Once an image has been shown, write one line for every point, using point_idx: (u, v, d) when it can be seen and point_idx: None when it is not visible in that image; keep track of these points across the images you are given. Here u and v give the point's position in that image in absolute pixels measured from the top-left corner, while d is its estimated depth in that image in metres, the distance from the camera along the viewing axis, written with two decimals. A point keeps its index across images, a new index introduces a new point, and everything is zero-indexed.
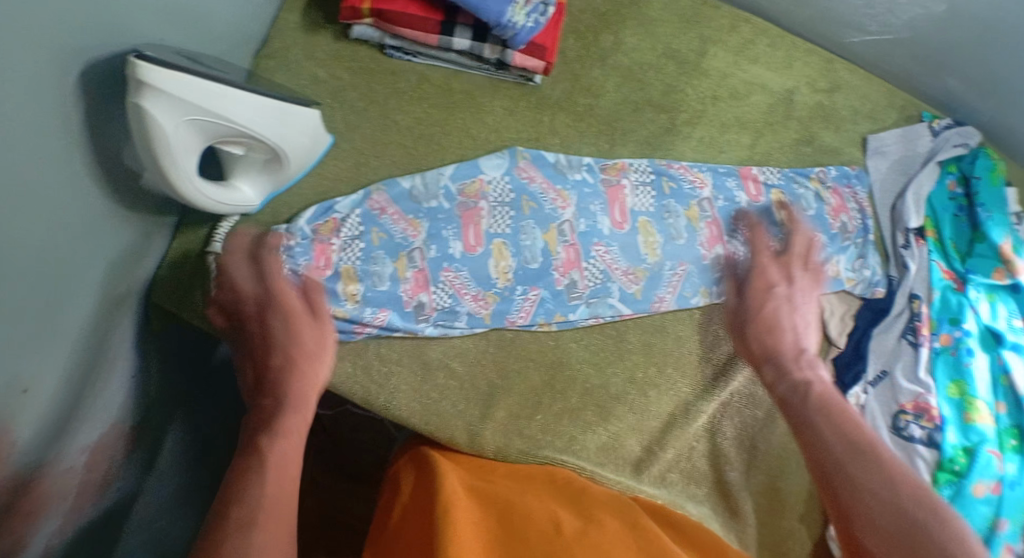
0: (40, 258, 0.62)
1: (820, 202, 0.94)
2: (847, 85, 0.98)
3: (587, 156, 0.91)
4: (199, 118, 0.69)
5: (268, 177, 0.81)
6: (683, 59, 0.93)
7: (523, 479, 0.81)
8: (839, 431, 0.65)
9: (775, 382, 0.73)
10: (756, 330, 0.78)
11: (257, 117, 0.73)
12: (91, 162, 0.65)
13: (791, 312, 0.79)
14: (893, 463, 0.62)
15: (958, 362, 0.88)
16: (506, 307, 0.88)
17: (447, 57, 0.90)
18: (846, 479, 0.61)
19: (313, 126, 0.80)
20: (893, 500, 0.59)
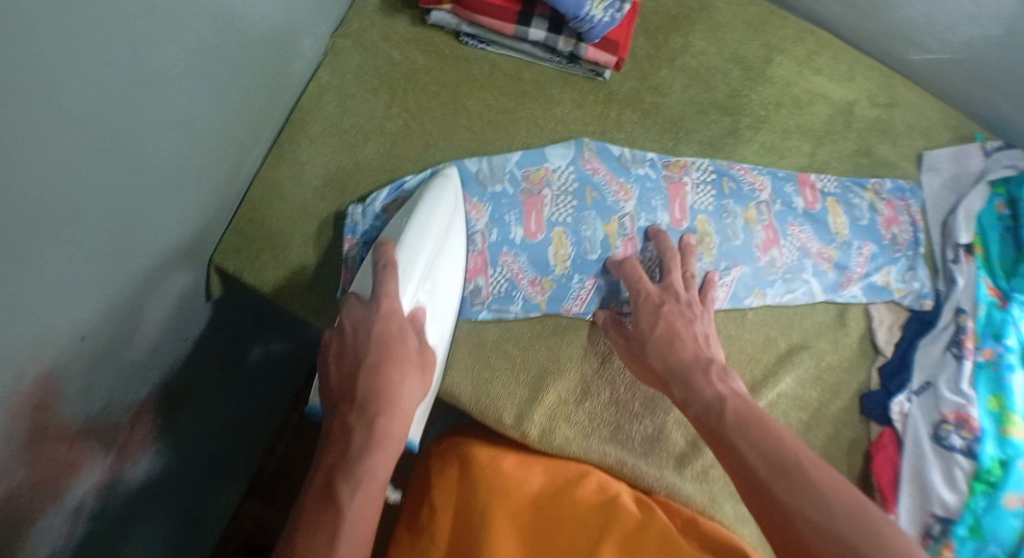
0: (88, 188, 0.64)
1: (874, 212, 0.98)
2: (905, 102, 1.01)
3: (650, 152, 0.93)
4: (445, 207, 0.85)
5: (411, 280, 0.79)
6: (749, 65, 0.96)
7: (553, 478, 0.82)
8: (760, 449, 0.72)
9: (686, 401, 0.79)
10: (657, 348, 0.82)
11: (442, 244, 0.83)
12: (149, 102, 0.67)
13: (688, 324, 0.84)
14: (817, 480, 0.68)
15: (999, 377, 0.90)
16: (562, 294, 0.90)
17: (521, 48, 0.93)
18: (767, 496, 0.69)
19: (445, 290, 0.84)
20: (835, 533, 0.65)
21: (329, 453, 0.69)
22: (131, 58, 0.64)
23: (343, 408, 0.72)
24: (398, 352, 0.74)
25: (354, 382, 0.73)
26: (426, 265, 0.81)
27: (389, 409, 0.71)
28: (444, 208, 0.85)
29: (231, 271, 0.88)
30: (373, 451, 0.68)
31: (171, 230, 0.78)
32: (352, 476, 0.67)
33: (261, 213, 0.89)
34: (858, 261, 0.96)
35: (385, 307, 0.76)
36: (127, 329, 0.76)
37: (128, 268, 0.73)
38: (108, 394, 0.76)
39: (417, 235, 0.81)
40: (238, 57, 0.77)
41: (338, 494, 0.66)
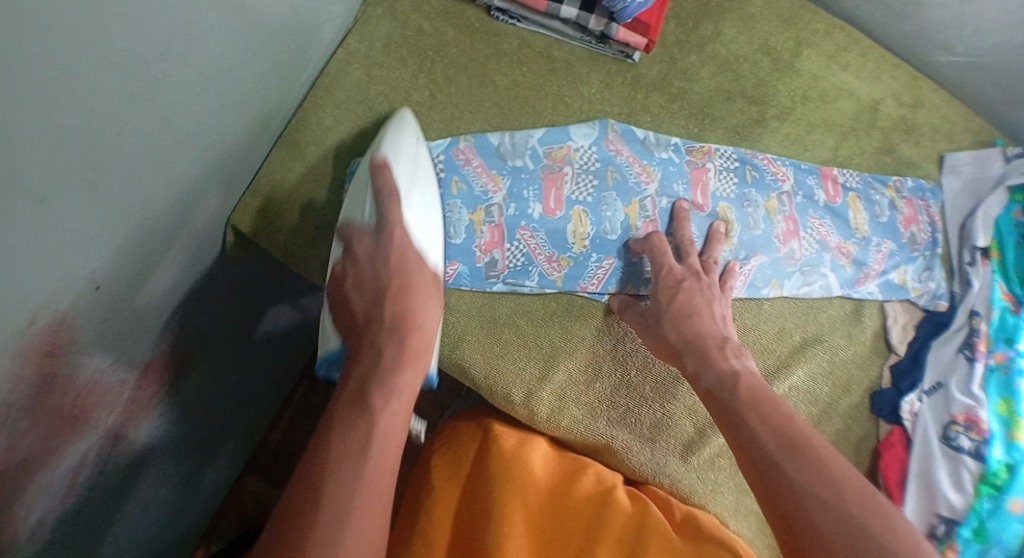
0: (113, 131, 0.63)
1: (894, 210, 0.98)
2: (931, 104, 1.01)
3: (675, 136, 0.93)
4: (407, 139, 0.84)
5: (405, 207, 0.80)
6: (778, 57, 0.96)
7: (550, 471, 0.82)
8: (770, 425, 0.72)
9: (699, 374, 0.79)
10: (674, 323, 0.83)
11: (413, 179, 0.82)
12: (178, 52, 0.67)
13: (709, 305, 0.84)
14: (824, 458, 0.68)
15: (1009, 382, 0.90)
16: (579, 273, 0.89)
17: (552, 26, 0.92)
18: (775, 470, 0.69)
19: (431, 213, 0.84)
20: (842, 511, 0.65)
21: (355, 370, 0.71)
22: (163, 3, 0.63)
23: (371, 329, 0.73)
24: (415, 280, 0.77)
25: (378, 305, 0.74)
26: (410, 189, 0.81)
27: (415, 331, 0.74)
28: (410, 138, 0.84)
29: (247, 234, 0.87)
30: (405, 367, 0.71)
31: (192, 184, 0.78)
32: (385, 384, 0.69)
33: (281, 176, 0.89)
34: (875, 258, 0.96)
35: (398, 234, 0.77)
36: (143, 279, 0.76)
37: (147, 220, 0.72)
38: (121, 347, 0.75)
39: (393, 163, 0.80)
40: (268, 14, 0.77)
41: (370, 398, 0.67)
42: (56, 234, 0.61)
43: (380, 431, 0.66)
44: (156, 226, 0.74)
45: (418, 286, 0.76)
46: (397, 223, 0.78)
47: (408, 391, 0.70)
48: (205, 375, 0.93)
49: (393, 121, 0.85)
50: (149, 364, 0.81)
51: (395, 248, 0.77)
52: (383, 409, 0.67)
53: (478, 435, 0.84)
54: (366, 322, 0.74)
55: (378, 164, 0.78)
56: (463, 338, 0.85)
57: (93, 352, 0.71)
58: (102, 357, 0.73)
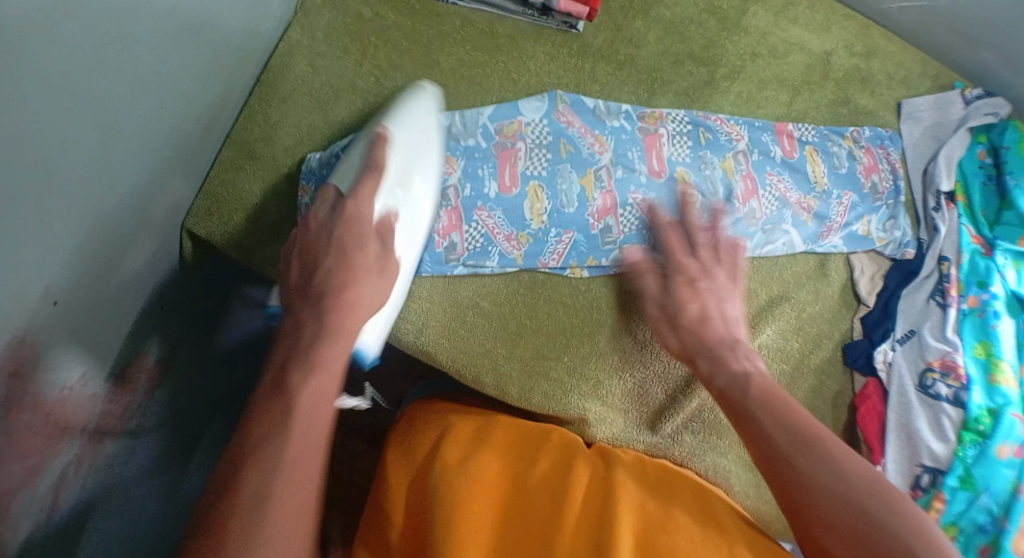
0: (54, 145, 0.63)
1: (853, 160, 0.96)
2: (884, 51, 1.00)
3: (626, 104, 0.92)
4: (425, 118, 0.85)
5: (390, 184, 0.80)
6: (724, 16, 0.95)
7: (513, 443, 0.80)
8: (780, 421, 0.70)
9: (712, 375, 0.77)
10: (689, 323, 0.81)
11: (412, 154, 0.82)
12: (111, 60, 0.66)
13: (719, 305, 0.82)
14: (833, 453, 0.67)
15: (985, 325, 0.89)
16: (539, 249, 0.88)
17: (493, 1, 0.91)
18: (787, 467, 0.67)
19: (423, 198, 0.83)
20: (858, 504, 0.64)
21: (279, 350, 0.70)
22: (89, 14, 0.62)
23: (299, 305, 0.72)
24: (353, 264, 0.74)
25: (308, 287, 0.73)
26: (403, 166, 0.81)
27: (343, 306, 0.72)
28: (424, 116, 0.85)
29: (203, 236, 0.87)
30: (326, 342, 0.69)
31: (142, 192, 0.77)
32: (307, 361, 0.68)
33: (231, 175, 0.88)
34: (837, 211, 0.94)
35: (348, 210, 0.75)
36: (103, 292, 0.75)
37: (100, 231, 0.72)
38: (91, 364, 0.75)
39: (391, 136, 0.81)
40: (205, 12, 0.76)
41: (289, 381, 0.66)
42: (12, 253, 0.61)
43: (301, 411, 0.65)
44: (110, 236, 0.74)
45: (354, 255, 0.74)
46: (357, 196, 0.76)
47: (332, 365, 0.68)
48: (181, 385, 0.93)
49: (410, 99, 0.85)
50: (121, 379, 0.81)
51: (341, 225, 0.75)
52: (301, 393, 0.65)
53: (435, 422, 0.83)
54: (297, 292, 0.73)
55: (375, 135, 0.80)
56: (426, 318, 0.85)
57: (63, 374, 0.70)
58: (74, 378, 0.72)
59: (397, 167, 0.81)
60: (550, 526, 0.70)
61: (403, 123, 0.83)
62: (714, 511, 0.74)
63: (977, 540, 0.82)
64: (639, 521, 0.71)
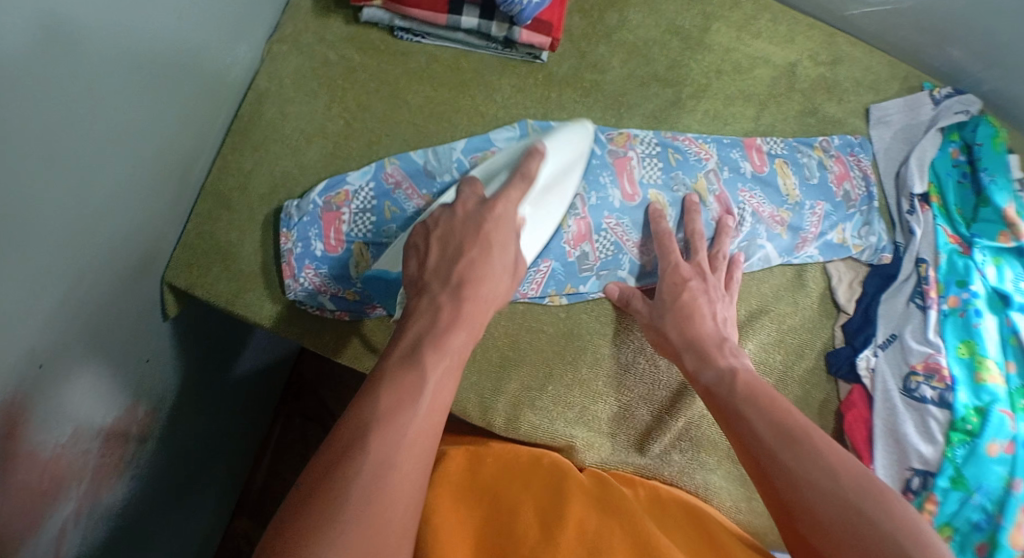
0: (29, 216, 0.64)
1: (823, 170, 0.97)
2: (849, 58, 1.01)
3: (593, 127, 0.92)
4: (580, 149, 0.87)
5: (533, 199, 0.82)
6: (687, 35, 0.96)
7: (510, 469, 0.81)
8: (767, 418, 0.70)
9: (698, 371, 0.79)
10: (675, 318, 0.84)
11: (557, 177, 0.84)
12: (80, 128, 0.67)
13: (708, 302, 0.85)
14: (821, 447, 0.66)
15: (967, 324, 0.90)
16: (518, 279, 0.88)
17: (456, 38, 0.92)
18: (772, 464, 0.66)
19: (549, 222, 0.85)
20: (841, 498, 0.62)
21: (411, 326, 0.67)
22: (56, 87, 0.64)
23: (431, 286, 0.70)
24: (489, 264, 0.71)
25: (445, 271, 0.71)
26: (548, 182, 0.83)
27: (477, 298, 0.70)
28: (576, 145, 0.86)
29: (182, 288, 0.86)
30: (456, 330, 0.67)
31: (121, 251, 0.78)
32: (440, 344, 0.65)
33: (207, 226, 0.88)
34: (811, 221, 0.95)
35: (498, 210, 0.74)
36: (87, 352, 0.76)
37: (81, 293, 0.73)
38: (78, 422, 0.76)
39: (552, 152, 0.83)
40: (173, 70, 0.77)
41: (421, 357, 0.64)
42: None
43: (417, 398, 0.61)
44: (91, 297, 0.75)
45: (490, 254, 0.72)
46: (507, 197, 0.75)
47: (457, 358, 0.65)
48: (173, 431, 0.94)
49: (572, 126, 0.87)
50: (111, 434, 0.81)
51: (493, 220, 0.73)
52: (430, 381, 0.63)
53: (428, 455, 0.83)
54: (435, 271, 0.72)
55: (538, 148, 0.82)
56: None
57: (48, 436, 0.71)
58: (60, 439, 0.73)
59: (543, 181, 0.83)
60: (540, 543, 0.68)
61: (566, 146, 0.85)
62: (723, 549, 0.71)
63: (974, 538, 0.83)
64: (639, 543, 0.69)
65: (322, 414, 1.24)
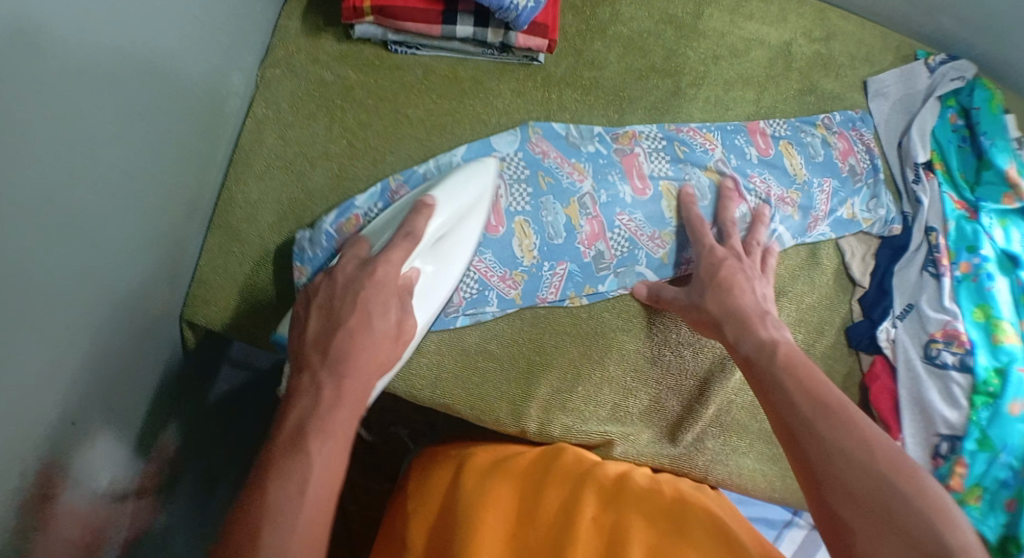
0: (48, 274, 0.64)
1: (828, 147, 0.97)
2: (842, 32, 1.02)
3: (597, 126, 0.93)
4: (478, 193, 0.84)
5: (426, 250, 0.81)
6: (681, 23, 0.97)
7: (540, 461, 0.80)
8: (805, 387, 0.71)
9: (737, 341, 0.79)
10: (715, 290, 0.83)
11: (457, 224, 0.83)
12: (90, 179, 0.67)
13: (747, 280, 0.85)
14: (855, 419, 0.67)
15: (980, 288, 0.91)
16: (536, 285, 0.89)
17: (451, 46, 0.91)
18: (807, 434, 0.67)
19: (449, 279, 0.82)
20: (872, 468, 0.63)
21: (297, 404, 0.68)
22: (65, 139, 0.63)
23: (312, 360, 0.71)
24: (373, 329, 0.74)
25: (324, 347, 0.72)
26: (439, 234, 0.81)
27: (356, 371, 0.71)
28: (478, 188, 0.84)
29: (202, 324, 0.86)
30: (341, 406, 0.68)
31: (137, 294, 0.77)
32: (323, 427, 0.67)
33: (224, 261, 0.87)
34: (821, 199, 0.96)
35: (377, 274, 0.76)
36: (114, 401, 0.75)
37: (102, 343, 0.72)
38: (111, 470, 0.75)
39: (439, 204, 0.81)
40: (170, 109, 0.76)
41: (308, 440, 0.65)
42: (21, 386, 0.61)
43: (318, 475, 0.63)
44: (111, 346, 0.74)
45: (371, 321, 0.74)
46: (388, 260, 0.77)
47: (341, 432, 0.67)
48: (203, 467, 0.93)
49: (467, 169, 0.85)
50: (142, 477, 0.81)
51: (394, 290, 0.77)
52: (317, 453, 0.65)
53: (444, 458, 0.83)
54: (315, 349, 0.72)
55: (422, 204, 0.80)
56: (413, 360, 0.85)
57: (84, 488, 0.71)
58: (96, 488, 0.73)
59: (435, 234, 0.81)
60: (558, 532, 0.67)
61: (451, 194, 0.83)
62: (733, 539, 0.68)
63: (1003, 496, 0.83)
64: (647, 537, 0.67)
65: None
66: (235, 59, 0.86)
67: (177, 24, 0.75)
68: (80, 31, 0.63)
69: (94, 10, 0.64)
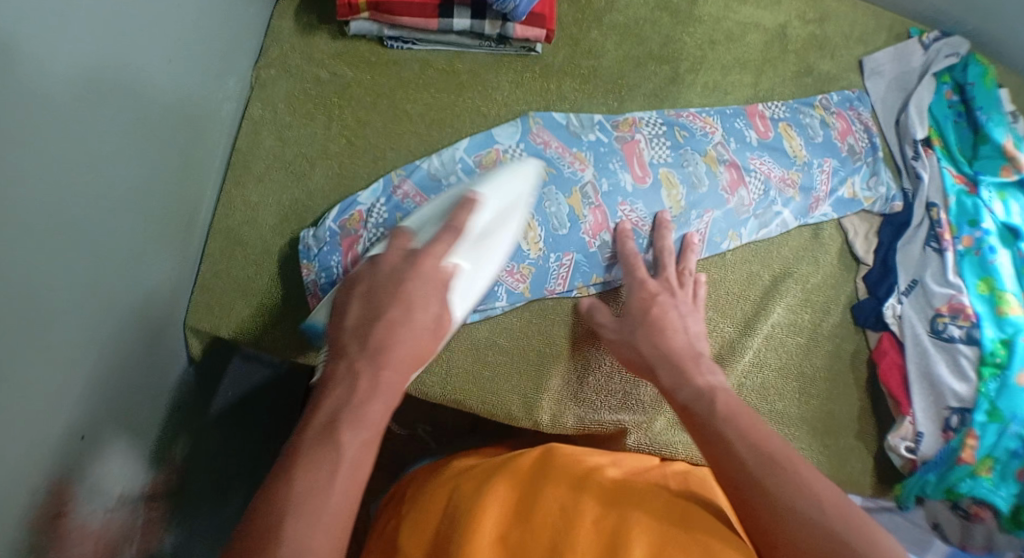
0: (50, 280, 0.62)
1: (826, 128, 0.98)
2: (835, 13, 1.02)
3: (597, 114, 0.92)
4: (519, 195, 0.82)
5: (469, 245, 0.75)
6: (676, 10, 0.96)
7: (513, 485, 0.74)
8: (746, 440, 0.67)
9: (674, 389, 0.76)
10: (647, 334, 0.81)
11: (498, 223, 0.79)
12: (88, 183, 0.66)
13: (678, 315, 0.83)
14: (806, 479, 0.64)
15: (983, 261, 0.92)
16: (543, 278, 0.88)
17: (448, 40, 0.91)
18: (757, 491, 0.64)
19: (486, 277, 0.78)
20: (825, 528, 0.60)
21: (329, 393, 0.62)
22: (62, 143, 0.62)
23: (349, 349, 0.64)
24: (414, 319, 0.66)
25: (364, 334, 0.65)
26: (482, 231, 0.77)
27: (396, 363, 0.64)
28: (517, 188, 0.82)
29: (207, 330, 0.85)
30: (376, 399, 0.61)
31: (139, 301, 0.76)
32: (357, 417, 0.60)
33: (226, 267, 0.86)
34: (821, 179, 0.96)
35: (424, 266, 0.69)
36: (119, 409, 0.74)
37: (105, 351, 0.71)
38: (118, 480, 0.74)
39: (484, 200, 0.77)
40: (166, 110, 0.75)
41: (339, 431, 0.59)
42: (27, 397, 0.60)
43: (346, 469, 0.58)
44: (114, 353, 0.73)
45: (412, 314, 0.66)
46: (432, 253, 0.70)
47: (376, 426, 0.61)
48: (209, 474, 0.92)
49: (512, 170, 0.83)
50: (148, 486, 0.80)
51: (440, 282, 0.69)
52: (347, 447, 0.59)
53: (429, 482, 0.79)
54: (354, 336, 0.65)
55: (471, 197, 0.76)
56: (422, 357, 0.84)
57: (90, 496, 0.70)
58: (103, 496, 0.72)
59: (478, 230, 0.77)
60: (560, 542, 0.66)
61: (493, 192, 0.80)
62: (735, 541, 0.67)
63: (1014, 465, 0.84)
64: (652, 536, 0.67)
65: None
66: (229, 60, 0.85)
67: (171, 25, 0.74)
68: (75, 32, 0.62)
69: (88, 12, 0.63)
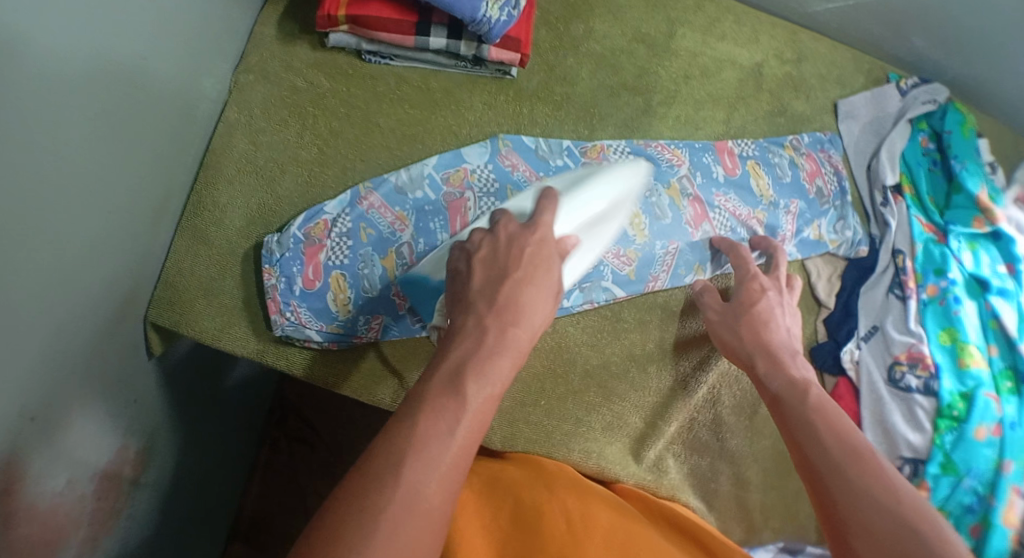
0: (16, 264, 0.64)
1: (795, 168, 0.98)
2: (814, 54, 1.03)
3: (567, 140, 0.93)
4: (631, 190, 0.87)
5: (583, 225, 0.81)
6: (653, 42, 0.98)
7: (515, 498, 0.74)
8: (835, 431, 0.69)
9: (767, 376, 0.78)
10: (749, 320, 0.84)
11: (598, 210, 0.83)
12: (62, 171, 0.67)
13: (779, 312, 0.85)
14: (881, 467, 0.65)
15: (947, 311, 0.92)
16: None
17: (424, 58, 0.92)
18: (834, 475, 0.65)
19: (583, 263, 0.82)
20: (898, 514, 0.61)
21: (460, 344, 0.65)
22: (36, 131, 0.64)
23: (478, 305, 0.68)
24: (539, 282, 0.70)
25: (494, 289, 0.69)
26: (594, 218, 0.82)
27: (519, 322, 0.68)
28: (630, 183, 0.87)
29: (166, 327, 0.84)
30: (503, 353, 0.65)
31: (105, 292, 0.77)
32: (482, 370, 0.64)
33: (189, 265, 0.86)
34: (787, 220, 0.96)
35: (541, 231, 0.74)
36: (80, 398, 0.75)
37: (68, 338, 0.72)
38: (77, 467, 0.75)
39: (578, 193, 0.82)
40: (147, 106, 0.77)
41: (464, 384, 0.62)
42: None
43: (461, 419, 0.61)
44: (77, 342, 0.74)
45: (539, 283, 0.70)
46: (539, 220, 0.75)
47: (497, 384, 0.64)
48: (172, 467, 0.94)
49: (624, 164, 0.87)
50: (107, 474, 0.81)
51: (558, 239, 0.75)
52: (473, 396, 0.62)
53: None
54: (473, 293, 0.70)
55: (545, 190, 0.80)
56: (383, 372, 0.87)
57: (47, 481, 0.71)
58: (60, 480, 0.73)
59: (594, 214, 0.82)
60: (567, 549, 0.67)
61: (612, 183, 0.85)
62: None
63: (968, 520, 0.84)
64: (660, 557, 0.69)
65: (309, 435, 1.25)
66: (211, 63, 0.87)
67: (155, 32, 0.76)
68: (56, 36, 0.63)
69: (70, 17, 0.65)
